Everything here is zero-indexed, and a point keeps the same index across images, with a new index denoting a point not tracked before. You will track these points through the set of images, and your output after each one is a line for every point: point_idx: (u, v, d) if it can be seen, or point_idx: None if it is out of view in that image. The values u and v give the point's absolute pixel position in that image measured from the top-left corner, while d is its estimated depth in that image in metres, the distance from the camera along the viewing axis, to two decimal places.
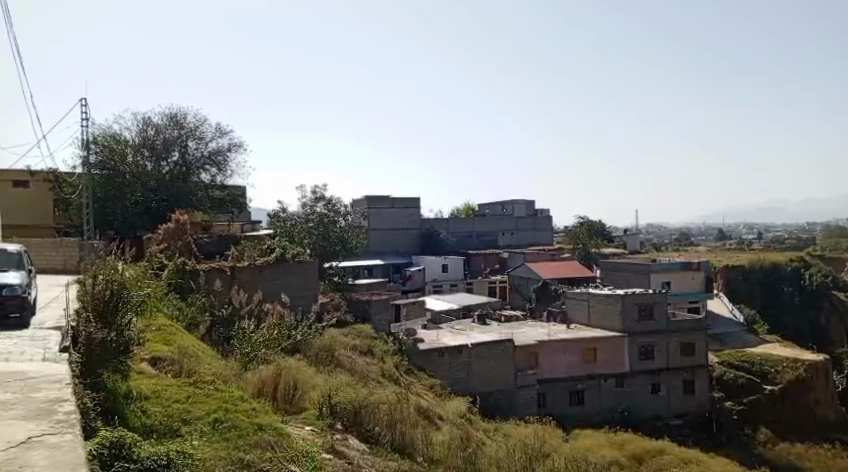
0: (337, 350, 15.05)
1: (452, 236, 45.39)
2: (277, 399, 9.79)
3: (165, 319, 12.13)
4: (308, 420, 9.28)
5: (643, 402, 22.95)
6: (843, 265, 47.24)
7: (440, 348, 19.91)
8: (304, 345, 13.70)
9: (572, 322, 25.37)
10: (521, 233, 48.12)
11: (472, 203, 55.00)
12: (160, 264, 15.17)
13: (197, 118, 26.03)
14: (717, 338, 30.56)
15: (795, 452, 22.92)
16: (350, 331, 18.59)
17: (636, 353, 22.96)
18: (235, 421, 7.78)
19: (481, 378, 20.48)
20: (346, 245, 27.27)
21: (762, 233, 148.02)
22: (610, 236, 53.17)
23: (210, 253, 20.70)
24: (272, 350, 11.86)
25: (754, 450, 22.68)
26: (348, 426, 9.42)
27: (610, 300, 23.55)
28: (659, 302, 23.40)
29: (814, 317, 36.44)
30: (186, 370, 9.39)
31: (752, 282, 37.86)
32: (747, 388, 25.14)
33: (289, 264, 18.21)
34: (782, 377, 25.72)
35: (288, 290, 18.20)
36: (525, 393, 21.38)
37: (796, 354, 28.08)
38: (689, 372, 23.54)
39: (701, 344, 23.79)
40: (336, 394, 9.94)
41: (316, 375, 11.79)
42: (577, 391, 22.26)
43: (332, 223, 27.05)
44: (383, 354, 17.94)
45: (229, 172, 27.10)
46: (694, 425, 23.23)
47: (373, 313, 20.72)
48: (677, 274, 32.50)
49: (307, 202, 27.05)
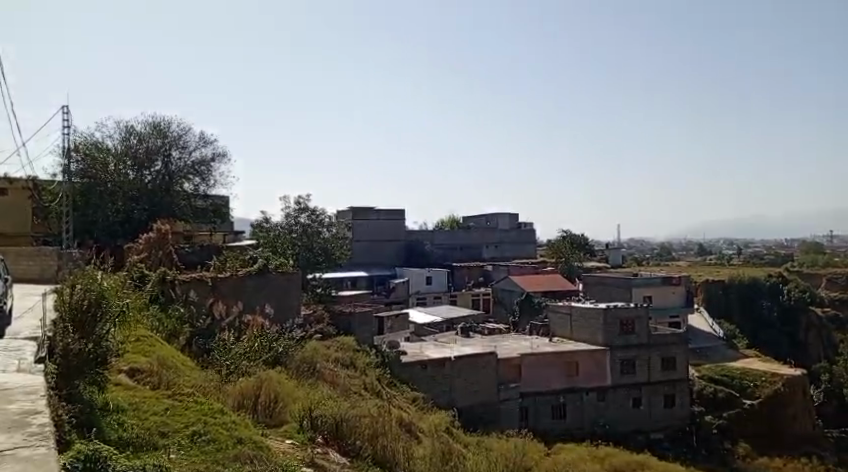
0: (319, 362, 14.92)
1: (436, 249, 45.39)
2: (257, 412, 9.68)
3: (144, 330, 11.96)
4: (287, 433, 9.19)
5: (625, 416, 22.99)
6: (820, 280, 48.00)
7: (422, 361, 19.81)
8: (286, 357, 13.56)
9: (554, 335, 25.43)
10: (505, 246, 48.28)
11: (456, 216, 55.17)
12: (140, 274, 14.96)
13: (181, 128, 25.90)
14: (697, 353, 30.79)
15: (774, 466, 23.12)
16: (333, 343, 18.44)
17: (617, 367, 23.03)
18: (214, 434, 7.67)
19: (463, 392, 20.43)
20: (329, 256, 27.17)
21: (741, 249, 149.99)
22: (592, 250, 53.53)
23: (192, 263, 20.52)
24: (253, 362, 11.75)
25: (733, 464, 22.79)
26: (329, 439, 9.36)
27: (593, 314, 23.67)
28: (640, 316, 23.55)
29: (792, 333, 36.88)
30: (165, 382, 9.27)
31: (732, 297, 38.25)
32: (727, 403, 25.31)
33: (271, 275, 18.10)
34: (761, 392, 26.00)
35: (270, 302, 18.04)
36: (507, 406, 21.35)
37: (774, 368, 28.35)
38: (670, 386, 23.67)
39: (681, 358, 23.98)
40: (318, 407, 9.86)
41: (297, 388, 11.67)
42: (559, 404, 22.22)
43: (315, 234, 27.01)
44: (365, 367, 17.82)
45: (212, 182, 26.98)
46: (675, 439, 23.35)
47: (356, 325, 20.56)
48: (658, 288, 32.81)
49: (290, 213, 26.86)
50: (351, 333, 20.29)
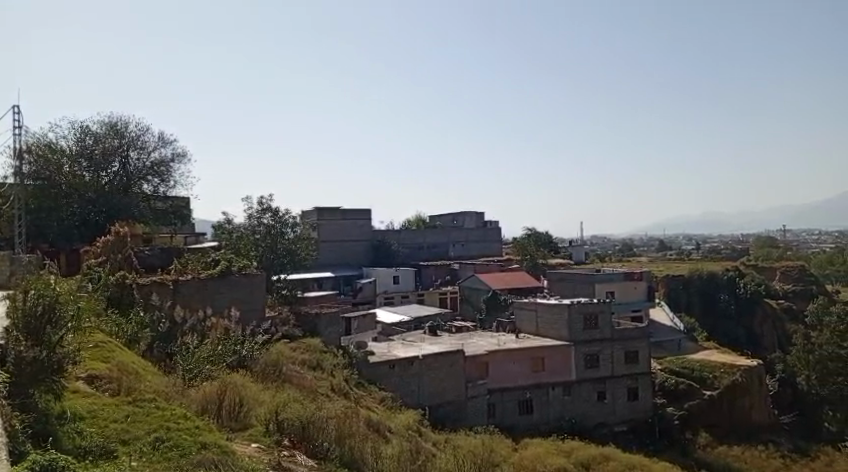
0: (285, 364, 14.74)
1: (403, 248, 45.45)
2: (220, 416, 9.55)
3: (103, 335, 11.66)
4: (253, 437, 9.11)
5: (590, 409, 23.37)
6: (775, 274, 49.46)
7: (390, 361, 19.78)
8: (250, 359, 13.39)
9: (520, 331, 25.67)
10: (471, 244, 48.61)
11: (422, 215, 55.24)
12: (98, 277, 14.61)
13: (139, 127, 25.29)
14: (659, 346, 31.46)
15: (732, 454, 23.71)
16: (299, 345, 18.26)
17: (582, 361, 23.36)
18: (178, 440, 7.54)
19: (431, 390, 20.47)
20: (294, 257, 26.93)
21: (699, 245, 153.78)
22: (556, 247, 54.26)
23: (152, 266, 20.10)
24: (216, 365, 11.61)
25: (694, 454, 23.37)
26: (295, 442, 9.34)
27: (557, 310, 23.95)
28: (603, 311, 23.93)
29: (749, 324, 37.98)
30: (125, 388, 9.07)
31: (691, 292, 39.27)
32: (688, 394, 25.89)
33: (235, 277, 17.84)
34: (720, 382, 26.65)
35: (234, 304, 17.78)
36: (475, 403, 21.49)
37: (732, 360, 29.11)
38: (632, 379, 24.13)
39: (643, 352, 24.47)
40: (284, 409, 9.78)
41: (263, 391, 11.54)
42: (526, 400, 22.42)
43: (280, 234, 26.72)
44: (332, 368, 17.68)
45: (172, 183, 26.47)
46: (639, 431, 23.84)
47: (323, 326, 20.40)
48: (620, 284, 33.39)
49: (253, 214, 26.44)
50: (318, 335, 20.12)
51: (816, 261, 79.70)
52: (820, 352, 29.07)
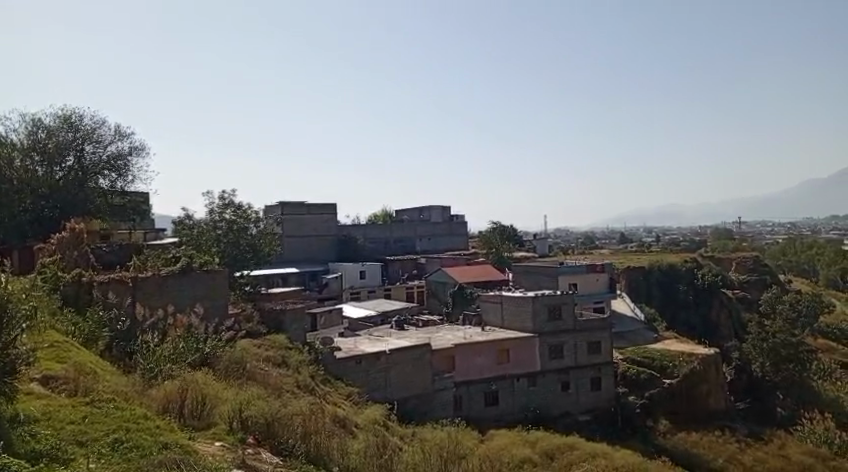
0: (250, 362, 14.52)
1: (369, 242, 45.28)
2: (183, 415, 9.40)
3: (58, 335, 11.32)
4: (217, 436, 9.01)
5: (554, 400, 23.72)
6: (731, 264, 50.82)
7: (357, 356, 19.71)
8: (213, 358, 13.18)
9: (486, 324, 25.86)
10: (437, 238, 48.77)
11: (389, 209, 55.07)
12: (53, 275, 14.20)
13: (95, 120, 24.57)
14: (621, 336, 32.05)
15: (691, 440, 24.31)
16: (263, 342, 18.04)
17: (546, 352, 23.66)
18: (138, 440, 7.39)
19: (398, 385, 20.49)
20: (257, 252, 26.57)
21: (659, 237, 157.01)
22: (521, 240, 54.78)
23: (110, 263, 19.59)
24: (177, 364, 11.42)
25: (654, 441, 23.91)
26: (260, 440, 9.30)
27: (522, 302, 24.20)
28: (567, 303, 24.30)
29: (706, 314, 38.91)
30: (83, 389, 8.85)
31: (652, 282, 40.10)
32: (649, 383, 26.46)
33: (196, 274, 17.52)
34: (680, 371, 27.26)
35: (195, 301, 17.47)
36: (441, 396, 21.58)
37: (691, 348, 29.86)
38: (595, 369, 24.57)
39: (605, 342, 24.95)
40: (248, 407, 9.69)
41: (225, 388, 11.37)
42: (492, 392, 22.61)
43: (242, 230, 26.34)
44: (298, 364, 17.53)
45: (130, 177, 25.83)
46: (602, 420, 24.29)
47: (287, 323, 20.12)
48: (583, 276, 33.90)
49: (214, 208, 26.10)
50: (283, 332, 19.85)
51: (770, 252, 82.32)
52: (774, 340, 30.44)
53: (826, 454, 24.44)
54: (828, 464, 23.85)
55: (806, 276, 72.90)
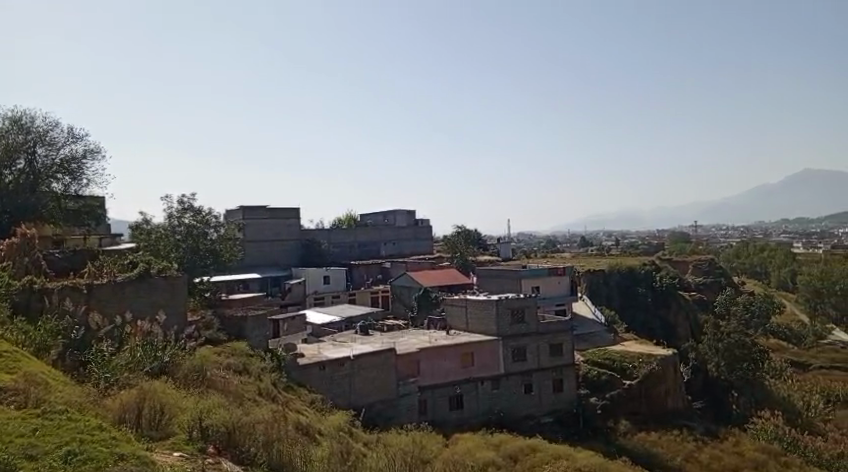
0: (210, 370, 14.21)
1: (333, 247, 45.00)
2: (140, 425, 9.17)
3: (8, 345, 10.93)
4: (175, 445, 8.81)
5: (517, 402, 23.92)
6: (687, 267, 52.11)
7: (320, 362, 19.52)
8: (172, 365, 12.90)
9: (450, 328, 25.92)
10: (402, 242, 48.73)
11: (353, 213, 54.81)
12: (3, 283, 13.73)
13: (47, 122, 23.83)
14: (582, 339, 32.51)
15: (650, 440, 24.77)
16: (224, 349, 17.74)
17: (509, 355, 23.86)
18: (92, 452, 7.19)
19: (362, 390, 20.37)
20: (217, 257, 26.12)
21: (618, 240, 159.99)
22: (484, 244, 55.17)
23: (62, 270, 19.01)
24: (133, 374, 11.17)
25: (615, 441, 24.30)
26: (221, 449, 9.15)
27: (486, 305, 24.36)
28: (529, 306, 24.56)
29: (664, 316, 39.73)
30: (33, 400, 8.55)
31: (611, 285, 40.87)
32: (609, 384, 26.91)
33: (154, 280, 17.13)
34: (639, 372, 27.72)
35: (153, 308, 17.09)
36: (405, 401, 21.53)
37: (649, 350, 30.46)
38: (557, 371, 24.91)
39: (567, 345, 25.31)
40: (208, 416, 9.54)
41: (184, 397, 11.15)
42: (456, 395, 22.67)
43: (201, 235, 25.86)
44: (260, 372, 17.26)
45: (84, 181, 25.11)
46: (564, 422, 24.60)
47: (248, 330, 19.68)
48: (545, 279, 34.29)
49: (173, 213, 25.58)
50: (244, 338, 19.42)
51: (724, 256, 84.70)
52: (729, 340, 31.64)
53: (778, 450, 25.17)
54: (780, 460, 24.55)
55: (758, 278, 75.29)
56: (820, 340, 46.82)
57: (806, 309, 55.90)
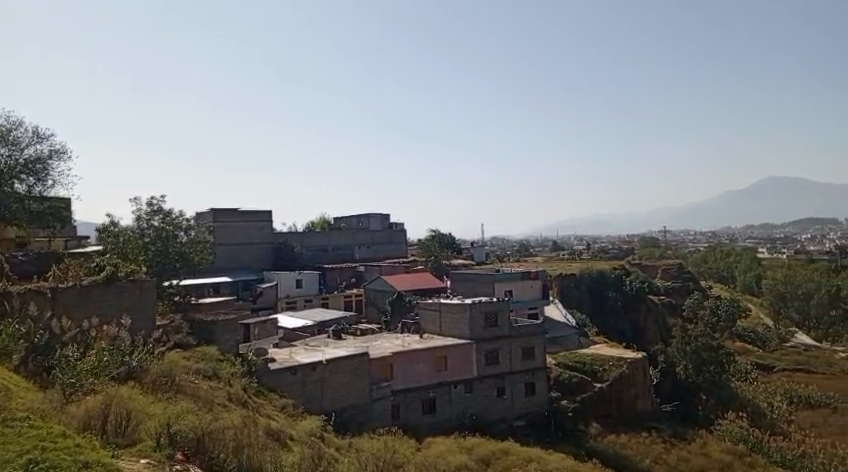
0: (179, 375, 13.97)
1: (306, 250, 44.73)
2: (105, 432, 8.99)
3: None
4: (142, 452, 8.65)
5: (490, 405, 24.01)
6: (656, 271, 52.98)
7: (292, 367, 19.33)
8: (140, 370, 12.69)
9: (423, 331, 25.94)
10: (376, 246, 48.62)
11: (326, 216, 54.55)
12: None
13: (11, 121, 23.29)
14: (554, 342, 32.81)
15: (620, 442, 25.09)
16: (194, 354, 17.47)
17: (482, 358, 23.95)
18: (55, 460, 7.02)
19: (334, 395, 20.25)
20: (187, 261, 25.76)
21: (589, 244, 162.03)
22: (458, 248, 55.37)
23: (26, 273, 18.56)
24: (99, 380, 10.96)
25: (586, 444, 24.55)
26: (189, 455, 9.01)
27: (459, 309, 24.43)
28: (502, 310, 24.70)
29: (633, 320, 40.27)
30: None
31: (582, 289, 41.31)
32: (580, 387, 27.18)
33: (122, 284, 16.83)
34: (609, 375, 28.10)
35: (120, 312, 16.77)
36: (378, 406, 21.46)
37: (620, 353, 30.86)
38: (529, 374, 25.09)
39: (539, 348, 25.52)
40: (177, 422, 9.40)
41: (152, 403, 10.98)
42: (429, 399, 22.68)
43: (171, 237, 25.48)
44: (230, 377, 17.04)
45: (49, 182, 24.57)
46: (535, 425, 24.77)
47: (219, 334, 19.39)
48: (518, 283, 34.53)
49: (142, 215, 25.16)
50: (214, 343, 19.15)
51: (692, 260, 86.24)
52: (696, 343, 32.28)
53: (743, 451, 25.69)
54: (745, 460, 25.04)
55: (724, 282, 76.89)
56: (784, 343, 47.99)
57: (771, 312, 57.27)
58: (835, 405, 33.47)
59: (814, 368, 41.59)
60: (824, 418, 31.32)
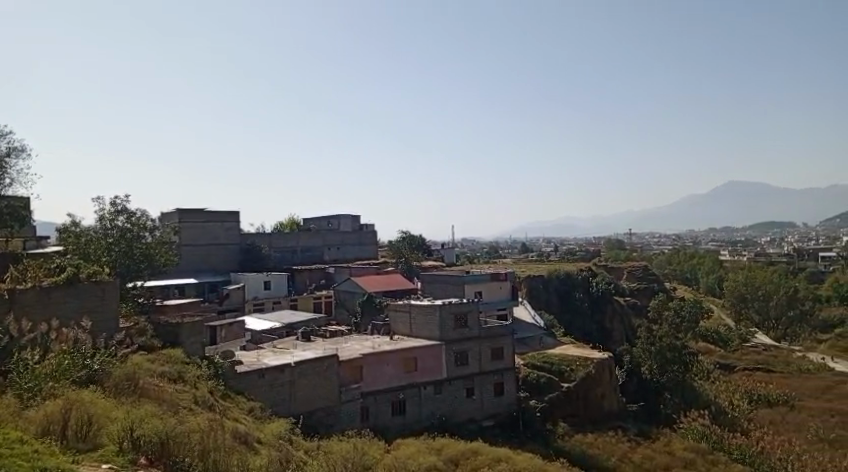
0: (143, 378, 13.72)
1: (274, 251, 44.32)
2: (65, 437, 8.77)
3: None
4: (104, 458, 8.48)
5: (460, 406, 24.10)
6: (622, 272, 53.80)
7: (260, 369, 19.12)
8: (102, 374, 12.42)
9: (393, 333, 25.90)
10: (346, 247, 48.39)
11: (295, 217, 54.13)
12: None
13: None
14: (523, 343, 33.08)
15: (586, 441, 25.40)
16: (158, 357, 17.15)
17: (452, 359, 24.03)
18: (13, 467, 6.86)
19: (303, 397, 20.08)
20: (152, 262, 25.28)
21: (557, 246, 163.78)
22: (428, 249, 55.46)
23: None
24: (59, 385, 10.71)
25: (553, 443, 24.79)
26: (153, 460, 8.83)
27: (429, 310, 24.48)
28: (472, 311, 24.82)
29: (600, 320, 40.82)
30: None
31: (550, 290, 41.72)
32: (548, 387, 27.46)
33: (83, 285, 16.46)
34: (576, 375, 28.46)
35: (81, 314, 16.40)
36: (347, 408, 21.35)
37: (587, 353, 31.26)
38: (498, 375, 25.26)
39: (508, 349, 25.73)
40: (140, 426, 9.24)
41: (115, 407, 10.78)
42: (398, 400, 22.65)
43: (135, 238, 24.98)
44: (196, 380, 16.78)
45: (7, 180, 23.87)
46: (504, 425, 24.94)
47: (184, 337, 19.05)
48: (487, 284, 34.72)
49: (105, 215, 24.60)
50: (179, 345, 18.81)
51: (657, 263, 87.74)
52: (661, 344, 32.84)
53: (706, 449, 26.25)
54: (708, 458, 25.59)
55: (687, 284, 78.39)
56: (744, 343, 49.14)
57: (732, 313, 58.64)
58: (793, 403, 34.43)
59: (773, 367, 42.71)
60: (783, 415, 32.18)
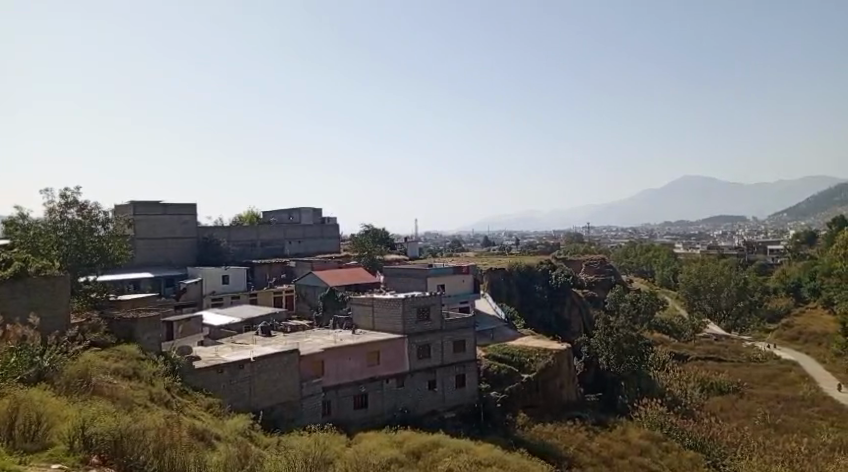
0: (96, 375, 13.32)
1: (233, 245, 43.64)
2: (11, 437, 8.47)
3: None
4: (54, 458, 8.27)
5: (422, 399, 24.20)
6: (581, 265, 54.71)
7: (218, 365, 18.80)
8: (52, 372, 12.09)
9: (355, 327, 25.77)
10: (308, 241, 47.95)
11: (255, 210, 53.30)
12: None
13: None
14: (484, 335, 33.37)
15: (546, 431, 25.78)
16: (112, 353, 16.69)
17: (414, 352, 24.08)
18: None
19: (262, 393, 19.84)
20: (105, 256, 24.59)
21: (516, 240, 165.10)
22: (391, 243, 55.38)
23: None
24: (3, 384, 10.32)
25: (514, 433, 25.10)
26: (105, 458, 8.60)
27: (392, 304, 24.45)
28: (434, 304, 24.91)
29: (559, 312, 41.47)
30: None
31: (511, 283, 42.16)
32: (509, 378, 27.79)
33: (32, 280, 15.92)
34: (536, 366, 28.86)
35: (29, 309, 15.85)
36: (308, 402, 21.16)
37: (547, 345, 31.69)
38: (460, 367, 25.45)
39: (469, 341, 25.96)
40: (92, 423, 9.01)
41: (66, 405, 10.45)
42: (361, 394, 22.59)
43: (87, 231, 24.36)
44: (151, 376, 16.40)
45: None
46: (466, 416, 25.26)
47: (140, 332, 18.58)
48: (449, 277, 34.85)
49: (55, 208, 23.98)
50: (134, 341, 18.33)
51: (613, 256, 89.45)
52: (618, 335, 33.49)
53: (660, 436, 26.98)
54: (662, 445, 26.28)
55: (644, 276, 79.99)
56: (697, 333, 50.53)
57: (686, 305, 60.21)
58: (742, 391, 35.62)
59: (724, 356, 44.06)
60: (732, 403, 33.24)
